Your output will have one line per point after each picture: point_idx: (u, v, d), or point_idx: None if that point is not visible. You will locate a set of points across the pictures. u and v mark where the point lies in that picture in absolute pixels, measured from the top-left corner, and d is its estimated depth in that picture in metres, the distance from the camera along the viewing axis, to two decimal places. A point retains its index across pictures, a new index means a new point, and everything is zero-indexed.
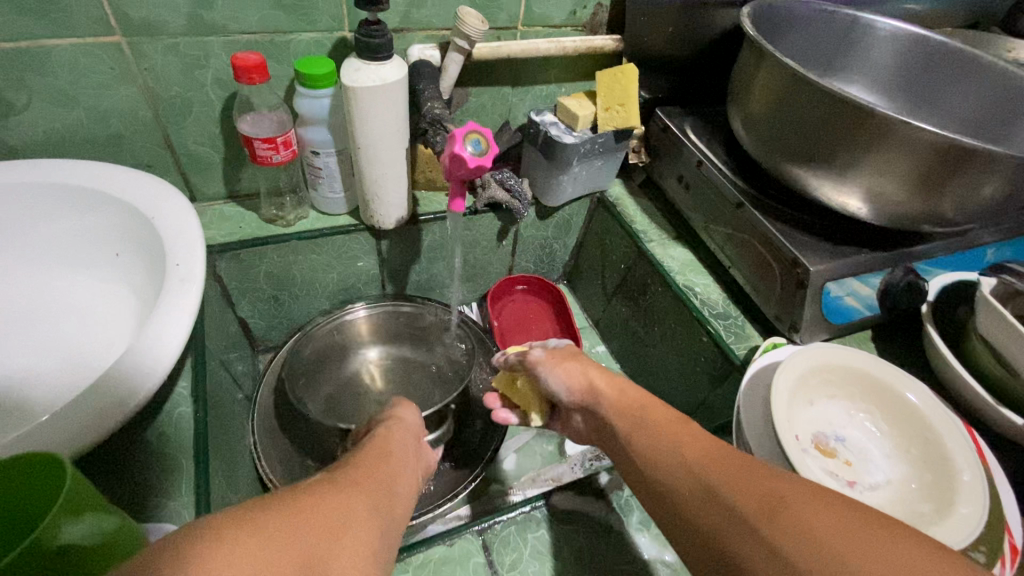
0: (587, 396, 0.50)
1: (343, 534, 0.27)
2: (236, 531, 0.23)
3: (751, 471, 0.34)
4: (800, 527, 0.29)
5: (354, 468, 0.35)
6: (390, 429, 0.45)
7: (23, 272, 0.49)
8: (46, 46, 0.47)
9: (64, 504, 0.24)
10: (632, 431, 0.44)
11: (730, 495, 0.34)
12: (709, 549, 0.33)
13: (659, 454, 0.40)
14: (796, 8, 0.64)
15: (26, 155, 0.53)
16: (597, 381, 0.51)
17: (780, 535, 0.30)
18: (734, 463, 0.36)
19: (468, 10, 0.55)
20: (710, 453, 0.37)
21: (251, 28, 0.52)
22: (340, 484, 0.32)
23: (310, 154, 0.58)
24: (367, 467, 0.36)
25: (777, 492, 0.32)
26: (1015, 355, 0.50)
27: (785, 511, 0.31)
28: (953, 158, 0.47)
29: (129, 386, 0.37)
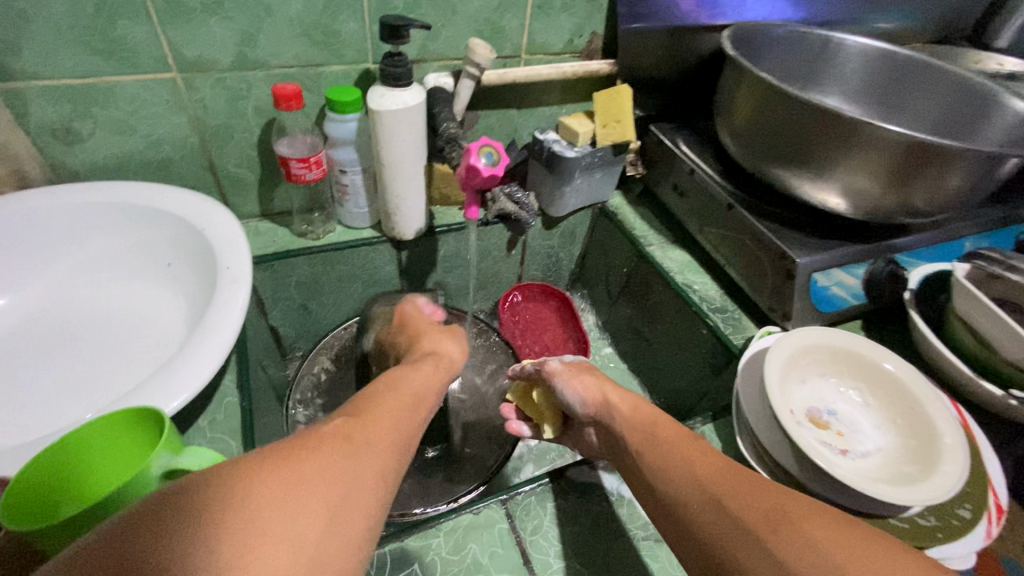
0: (598, 413, 0.51)
1: (356, 494, 0.29)
2: (256, 499, 0.25)
3: (753, 484, 0.36)
4: (803, 543, 0.31)
5: (377, 402, 0.37)
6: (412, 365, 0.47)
7: (87, 278, 0.54)
8: (112, 83, 0.54)
9: (165, 440, 0.31)
10: (644, 438, 0.45)
11: (735, 508, 0.35)
12: (702, 548, 0.36)
13: (666, 447, 0.43)
14: (773, 31, 0.70)
15: (87, 179, 0.60)
16: (610, 398, 0.52)
17: (782, 545, 0.32)
18: (736, 477, 0.37)
19: (478, 41, 0.61)
20: (716, 465, 0.39)
21: (289, 62, 0.59)
22: (364, 430, 0.33)
23: (339, 172, 0.65)
24: (391, 402, 0.38)
25: (780, 506, 0.34)
26: (991, 331, 0.54)
27: (791, 525, 0.33)
28: (919, 155, 0.52)
29: (191, 377, 0.42)
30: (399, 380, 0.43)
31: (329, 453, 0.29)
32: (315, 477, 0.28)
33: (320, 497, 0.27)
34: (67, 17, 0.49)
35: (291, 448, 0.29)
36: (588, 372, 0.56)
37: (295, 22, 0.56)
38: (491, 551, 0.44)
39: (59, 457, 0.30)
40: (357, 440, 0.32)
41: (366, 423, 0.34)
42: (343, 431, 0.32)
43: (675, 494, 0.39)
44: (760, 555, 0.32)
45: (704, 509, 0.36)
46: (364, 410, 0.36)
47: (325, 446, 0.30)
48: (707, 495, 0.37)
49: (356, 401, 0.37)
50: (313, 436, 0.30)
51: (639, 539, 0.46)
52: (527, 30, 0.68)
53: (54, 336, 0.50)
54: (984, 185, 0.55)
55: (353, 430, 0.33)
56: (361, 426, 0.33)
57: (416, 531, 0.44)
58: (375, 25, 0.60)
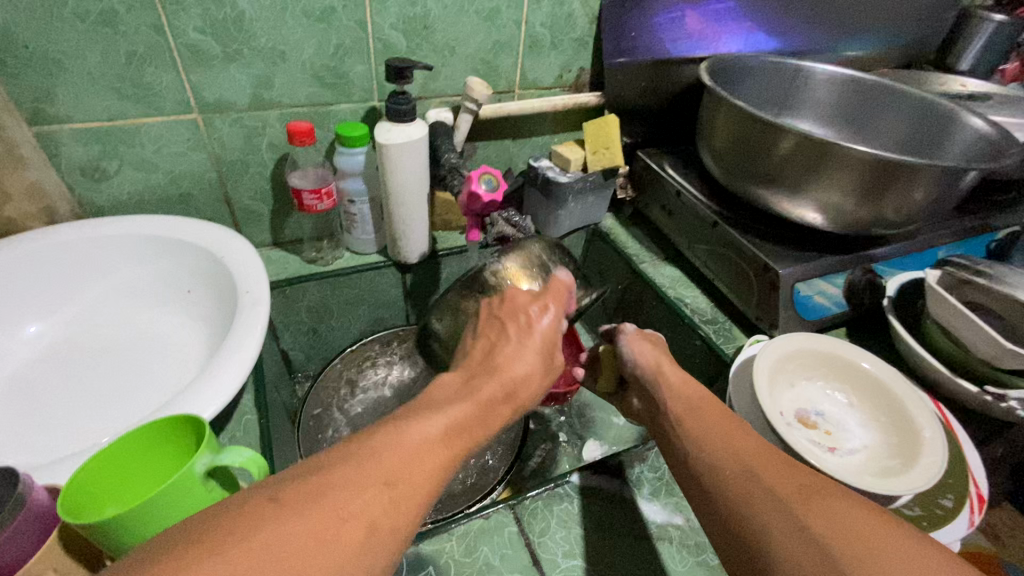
0: (648, 370, 0.55)
1: None
2: None
3: (790, 466, 0.38)
4: (833, 516, 0.32)
5: (422, 459, 0.32)
6: (478, 385, 0.41)
7: (110, 306, 0.58)
8: (139, 124, 0.58)
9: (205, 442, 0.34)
10: (697, 413, 0.47)
11: (769, 481, 0.36)
12: (729, 515, 0.37)
13: (716, 434, 0.43)
14: (747, 62, 0.76)
15: (111, 214, 0.64)
16: (664, 364, 0.55)
17: (810, 516, 0.33)
18: (775, 461, 0.38)
19: (475, 79, 0.67)
20: (757, 448, 0.40)
21: (301, 102, 0.64)
22: (394, 512, 0.29)
23: (348, 202, 0.69)
24: (438, 457, 0.33)
25: (812, 485, 0.35)
26: (961, 333, 0.58)
27: (821, 498, 0.34)
28: (887, 171, 0.57)
29: (216, 392, 0.44)
30: (464, 416, 0.37)
31: (344, 552, 0.27)
32: None
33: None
34: (100, 65, 0.53)
35: (307, 536, 0.26)
36: (656, 345, 0.58)
37: (307, 66, 0.61)
38: (501, 553, 0.46)
39: (110, 458, 0.34)
40: (383, 527, 0.29)
41: (401, 500, 0.30)
42: (373, 513, 0.28)
43: (714, 474, 0.40)
44: (789, 525, 0.33)
45: (739, 486, 0.38)
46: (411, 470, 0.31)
47: (345, 537, 0.27)
48: (744, 471, 0.38)
49: (403, 450, 0.32)
50: (334, 521, 0.27)
51: (642, 538, 0.49)
52: (520, 67, 0.73)
53: (82, 360, 0.53)
54: (948, 197, 0.60)
55: (385, 512, 0.29)
56: (395, 504, 0.30)
57: (430, 536, 0.47)
58: (381, 67, 0.65)
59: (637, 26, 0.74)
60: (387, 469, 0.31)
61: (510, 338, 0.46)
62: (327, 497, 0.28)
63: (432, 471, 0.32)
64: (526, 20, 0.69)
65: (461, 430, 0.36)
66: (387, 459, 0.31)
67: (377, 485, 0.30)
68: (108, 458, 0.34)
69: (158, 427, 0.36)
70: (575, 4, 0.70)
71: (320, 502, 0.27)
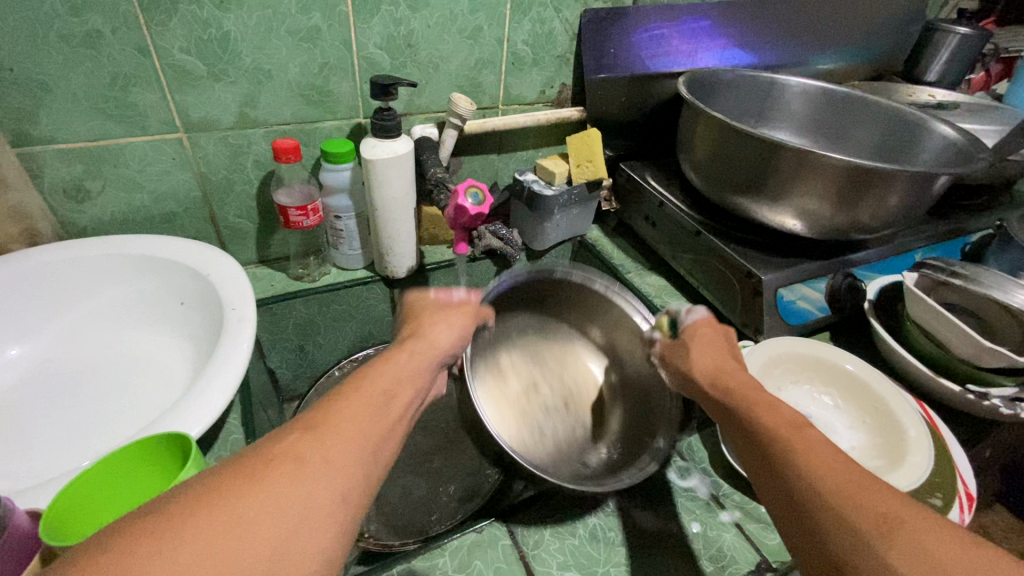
0: (674, 359, 0.51)
1: (304, 524, 0.27)
2: (173, 537, 0.24)
3: (862, 477, 0.33)
4: (918, 550, 0.29)
5: (344, 407, 0.34)
6: (395, 353, 0.42)
7: (95, 328, 0.57)
8: (123, 144, 0.58)
9: (193, 461, 0.34)
10: (753, 407, 0.41)
11: (834, 498, 0.32)
12: (802, 525, 0.33)
13: (780, 424, 0.38)
14: (722, 76, 0.79)
15: (93, 235, 0.63)
16: (695, 352, 0.50)
17: (894, 552, 0.29)
18: (853, 471, 0.34)
19: (459, 95, 0.68)
20: (834, 457, 0.35)
21: (287, 119, 0.64)
22: (319, 449, 0.30)
23: (334, 218, 0.69)
24: (364, 401, 0.35)
25: (894, 513, 0.31)
26: (942, 334, 0.59)
27: (903, 529, 0.30)
28: (862, 177, 0.58)
29: (203, 411, 0.44)
30: (386, 372, 0.39)
31: (277, 482, 0.28)
32: (252, 517, 0.26)
33: (262, 542, 0.26)
34: (84, 86, 0.54)
35: (231, 480, 0.27)
36: (687, 331, 0.53)
37: (292, 85, 0.62)
38: (495, 567, 0.46)
39: (97, 476, 0.34)
40: (312, 459, 0.30)
41: (327, 437, 0.31)
42: (298, 448, 0.30)
43: (782, 462, 0.36)
44: (861, 552, 0.30)
45: (810, 489, 0.34)
46: (337, 416, 0.33)
47: (274, 470, 0.28)
48: (806, 483, 0.34)
49: (321, 404, 0.34)
50: (249, 460, 0.28)
51: (637, 548, 0.48)
52: (503, 84, 0.75)
53: (64, 383, 0.52)
54: (921, 202, 0.62)
55: (312, 448, 0.30)
56: (321, 442, 0.31)
57: (422, 552, 0.46)
58: (365, 85, 0.66)
59: (615, 42, 0.76)
60: (306, 420, 0.32)
61: (411, 326, 0.47)
62: (249, 452, 0.29)
63: (356, 409, 0.34)
64: (508, 38, 0.71)
65: (377, 380, 0.37)
66: (303, 415, 0.32)
67: (298, 430, 0.31)
68: (96, 474, 0.34)
69: (144, 444, 0.36)
70: (555, 23, 0.72)
71: (245, 456, 0.29)
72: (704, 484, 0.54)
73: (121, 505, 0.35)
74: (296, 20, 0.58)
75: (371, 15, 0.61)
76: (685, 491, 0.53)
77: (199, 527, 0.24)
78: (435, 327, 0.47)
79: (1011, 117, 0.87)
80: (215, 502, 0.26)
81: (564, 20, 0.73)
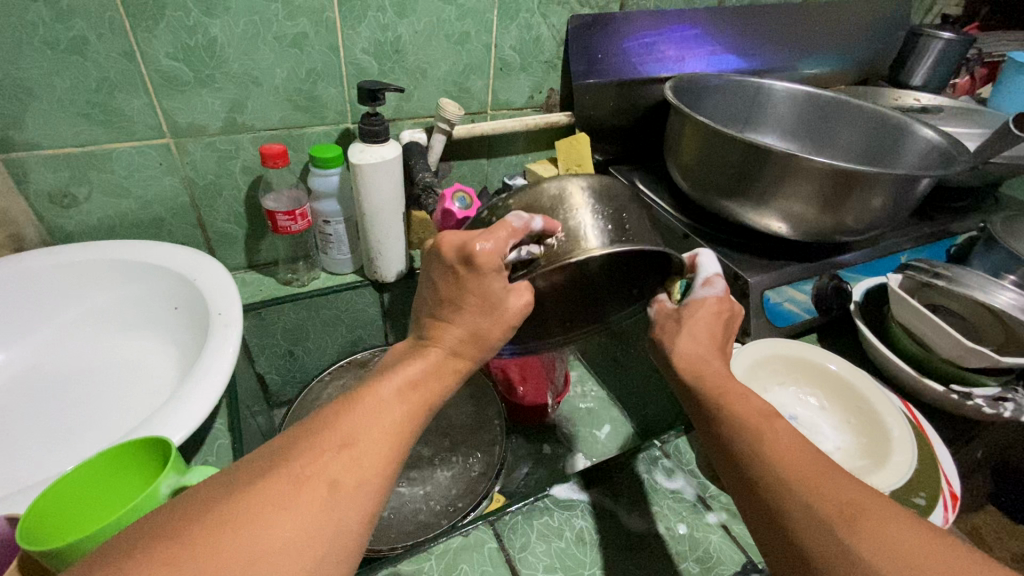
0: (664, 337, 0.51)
1: (331, 547, 0.29)
2: (210, 560, 0.26)
3: (841, 477, 0.35)
4: (881, 538, 0.31)
5: (376, 423, 0.34)
6: (433, 352, 0.41)
7: (81, 333, 0.57)
8: (109, 150, 0.58)
9: (171, 464, 0.34)
10: (730, 397, 0.43)
11: (809, 492, 0.34)
12: (770, 516, 0.35)
13: (748, 414, 0.41)
14: (709, 81, 0.79)
15: (80, 240, 0.63)
16: (681, 339, 0.49)
17: (859, 541, 0.31)
18: (819, 463, 0.36)
19: (448, 101, 0.69)
20: (801, 450, 0.37)
21: (274, 124, 0.64)
22: (352, 474, 0.32)
23: (322, 222, 0.70)
24: (395, 419, 0.35)
25: (857, 502, 0.33)
26: (926, 335, 0.60)
27: (867, 519, 0.32)
28: (846, 180, 0.59)
29: (186, 416, 0.44)
30: (417, 378, 0.39)
31: (309, 504, 0.29)
32: (283, 542, 0.28)
33: (296, 562, 0.28)
34: (69, 92, 0.54)
35: (264, 505, 0.28)
36: (689, 309, 0.51)
37: (279, 90, 0.62)
38: (481, 570, 0.46)
39: (75, 482, 0.34)
40: (345, 485, 0.31)
41: (360, 459, 0.32)
42: (335, 472, 0.31)
43: (753, 451, 0.38)
44: (829, 538, 0.32)
45: (779, 480, 0.36)
46: (369, 433, 0.34)
47: (309, 494, 0.30)
48: (780, 476, 0.36)
49: (354, 415, 0.34)
50: (283, 481, 0.30)
51: (623, 550, 0.48)
52: (491, 89, 0.76)
53: (50, 389, 0.52)
54: (904, 204, 0.63)
55: (346, 471, 0.32)
56: (354, 464, 0.32)
57: (408, 556, 0.46)
58: (353, 90, 0.66)
59: (603, 47, 0.77)
60: (339, 435, 0.33)
61: (449, 296, 0.42)
62: (283, 470, 0.30)
63: (387, 426, 0.35)
64: (496, 44, 0.71)
65: (413, 392, 0.38)
66: (339, 426, 0.33)
67: (334, 449, 0.32)
68: (75, 479, 0.34)
69: (125, 448, 0.36)
70: (543, 28, 0.73)
71: (278, 473, 0.30)
72: (691, 485, 0.54)
73: (101, 509, 0.35)
74: (283, 26, 0.58)
75: (358, 21, 0.62)
76: (672, 492, 0.53)
77: (235, 553, 0.26)
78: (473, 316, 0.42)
79: (994, 121, 0.88)
80: (250, 528, 0.27)
81: (551, 26, 0.73)
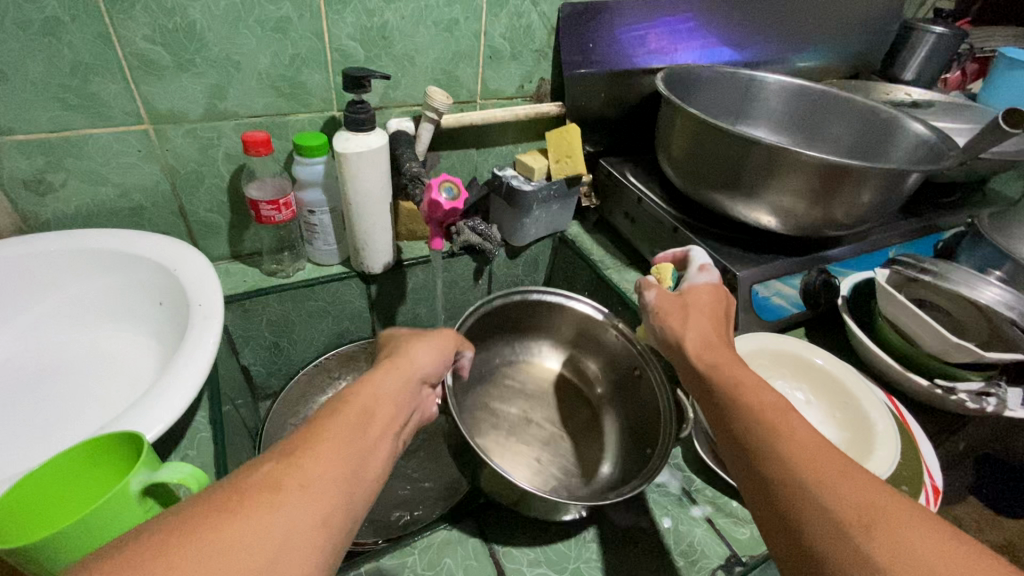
0: (673, 320, 0.50)
1: (285, 553, 0.27)
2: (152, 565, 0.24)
3: (851, 475, 0.33)
4: (900, 544, 0.29)
5: (328, 431, 0.33)
6: (382, 369, 0.41)
7: (57, 325, 0.55)
8: (85, 136, 0.56)
9: (143, 458, 0.33)
10: (741, 387, 0.41)
11: (822, 495, 0.32)
12: (784, 519, 0.33)
13: (764, 406, 0.38)
14: (701, 72, 0.79)
15: (57, 228, 0.61)
16: (689, 324, 0.49)
17: (878, 547, 0.29)
18: (835, 462, 0.34)
19: (435, 89, 0.67)
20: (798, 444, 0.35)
21: (257, 111, 0.63)
22: (304, 475, 0.30)
23: (307, 212, 0.69)
24: (346, 423, 0.34)
25: (874, 503, 0.31)
26: (913, 330, 0.60)
27: (883, 524, 0.30)
28: (836, 173, 0.59)
29: (164, 409, 0.43)
30: (369, 392, 0.38)
31: (262, 505, 0.28)
32: (231, 548, 0.26)
33: (242, 563, 0.25)
34: (44, 75, 0.52)
35: (211, 509, 0.27)
36: (690, 296, 0.52)
37: (262, 77, 0.61)
38: (465, 564, 0.46)
39: (43, 476, 0.33)
40: (292, 485, 0.29)
41: (307, 461, 0.31)
42: (279, 475, 0.30)
43: (766, 449, 0.36)
44: (845, 544, 0.30)
45: (792, 478, 0.34)
46: (318, 441, 0.32)
47: (251, 499, 0.28)
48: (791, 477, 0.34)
49: (307, 429, 0.33)
50: (231, 490, 0.28)
51: (609, 543, 0.49)
52: (480, 77, 0.74)
53: (23, 382, 0.50)
54: (892, 200, 0.63)
55: (294, 474, 0.30)
56: (302, 466, 0.30)
57: (392, 550, 0.46)
58: (338, 77, 0.65)
59: (594, 37, 0.76)
60: (292, 444, 0.32)
61: (392, 347, 0.46)
62: (225, 482, 0.29)
63: (338, 433, 0.33)
64: (485, 31, 0.70)
65: (359, 401, 0.37)
66: (290, 438, 0.32)
67: (279, 457, 0.31)
68: (42, 476, 0.33)
69: (96, 442, 0.35)
70: (533, 16, 0.72)
71: (226, 484, 0.29)
72: (676, 478, 0.54)
73: (71, 505, 0.35)
74: (265, 10, 0.57)
75: (343, 6, 0.60)
76: (657, 486, 0.53)
77: (178, 557, 0.24)
78: (420, 347, 0.45)
79: (984, 115, 0.88)
80: (192, 533, 0.26)
81: (541, 14, 0.72)
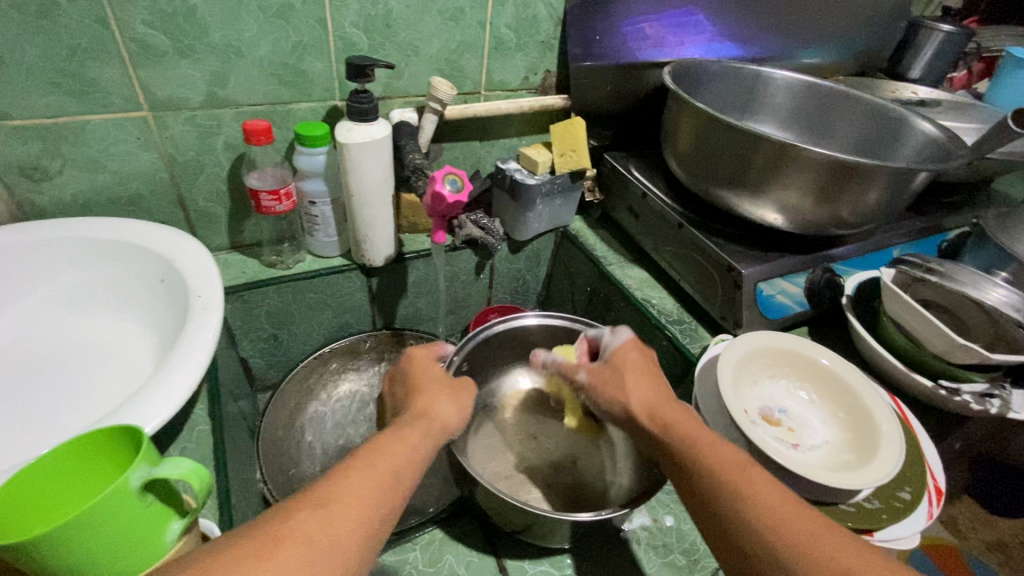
0: (608, 390, 0.48)
1: None
2: None
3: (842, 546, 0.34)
4: None
5: (354, 484, 0.34)
6: (408, 423, 0.42)
7: (51, 316, 0.54)
8: (82, 122, 0.55)
9: (142, 452, 0.32)
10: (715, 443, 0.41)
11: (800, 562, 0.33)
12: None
13: (722, 462, 0.39)
14: (707, 67, 0.78)
15: (53, 216, 0.60)
16: (628, 388, 0.47)
17: None
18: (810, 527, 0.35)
19: (439, 79, 0.66)
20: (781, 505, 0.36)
21: (258, 100, 0.62)
22: (325, 535, 0.31)
23: (308, 203, 0.68)
24: (371, 479, 0.35)
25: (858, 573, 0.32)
26: (917, 330, 0.60)
27: None
28: (844, 171, 0.58)
29: (163, 402, 0.42)
30: (395, 446, 0.39)
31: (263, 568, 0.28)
32: None
33: None
34: (39, 59, 0.51)
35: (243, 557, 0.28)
36: (615, 357, 0.50)
37: (263, 64, 0.60)
38: (467, 561, 0.47)
39: (39, 471, 0.32)
40: (318, 543, 0.31)
41: (336, 518, 0.32)
42: (309, 530, 0.31)
43: (736, 508, 0.37)
44: None
45: (762, 544, 0.35)
46: (346, 496, 0.33)
47: (283, 552, 0.29)
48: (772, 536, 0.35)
49: (335, 480, 0.34)
50: (262, 539, 0.30)
51: (610, 541, 0.49)
52: (485, 68, 0.73)
53: (15, 374, 0.49)
54: (899, 200, 0.62)
55: (322, 530, 0.31)
56: (331, 523, 0.32)
57: (393, 546, 0.47)
58: (341, 65, 0.64)
59: (601, 30, 0.74)
60: (320, 495, 0.33)
61: (422, 394, 0.46)
62: (259, 529, 0.30)
63: (364, 491, 0.34)
64: (490, 22, 0.69)
65: (388, 457, 0.37)
66: (319, 488, 0.34)
67: (309, 509, 0.32)
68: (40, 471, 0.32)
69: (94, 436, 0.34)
70: (539, 7, 0.70)
71: (260, 530, 0.30)
72: None
73: (71, 502, 0.34)
74: None
75: None
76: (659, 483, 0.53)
77: None
78: (445, 399, 0.45)
79: (990, 114, 0.88)
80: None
81: (548, 4, 0.71)
